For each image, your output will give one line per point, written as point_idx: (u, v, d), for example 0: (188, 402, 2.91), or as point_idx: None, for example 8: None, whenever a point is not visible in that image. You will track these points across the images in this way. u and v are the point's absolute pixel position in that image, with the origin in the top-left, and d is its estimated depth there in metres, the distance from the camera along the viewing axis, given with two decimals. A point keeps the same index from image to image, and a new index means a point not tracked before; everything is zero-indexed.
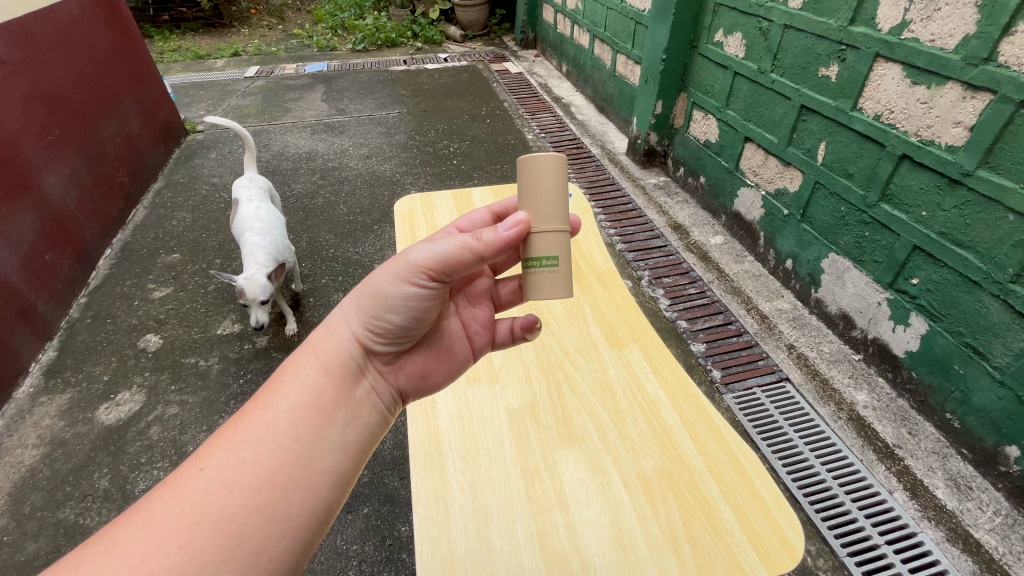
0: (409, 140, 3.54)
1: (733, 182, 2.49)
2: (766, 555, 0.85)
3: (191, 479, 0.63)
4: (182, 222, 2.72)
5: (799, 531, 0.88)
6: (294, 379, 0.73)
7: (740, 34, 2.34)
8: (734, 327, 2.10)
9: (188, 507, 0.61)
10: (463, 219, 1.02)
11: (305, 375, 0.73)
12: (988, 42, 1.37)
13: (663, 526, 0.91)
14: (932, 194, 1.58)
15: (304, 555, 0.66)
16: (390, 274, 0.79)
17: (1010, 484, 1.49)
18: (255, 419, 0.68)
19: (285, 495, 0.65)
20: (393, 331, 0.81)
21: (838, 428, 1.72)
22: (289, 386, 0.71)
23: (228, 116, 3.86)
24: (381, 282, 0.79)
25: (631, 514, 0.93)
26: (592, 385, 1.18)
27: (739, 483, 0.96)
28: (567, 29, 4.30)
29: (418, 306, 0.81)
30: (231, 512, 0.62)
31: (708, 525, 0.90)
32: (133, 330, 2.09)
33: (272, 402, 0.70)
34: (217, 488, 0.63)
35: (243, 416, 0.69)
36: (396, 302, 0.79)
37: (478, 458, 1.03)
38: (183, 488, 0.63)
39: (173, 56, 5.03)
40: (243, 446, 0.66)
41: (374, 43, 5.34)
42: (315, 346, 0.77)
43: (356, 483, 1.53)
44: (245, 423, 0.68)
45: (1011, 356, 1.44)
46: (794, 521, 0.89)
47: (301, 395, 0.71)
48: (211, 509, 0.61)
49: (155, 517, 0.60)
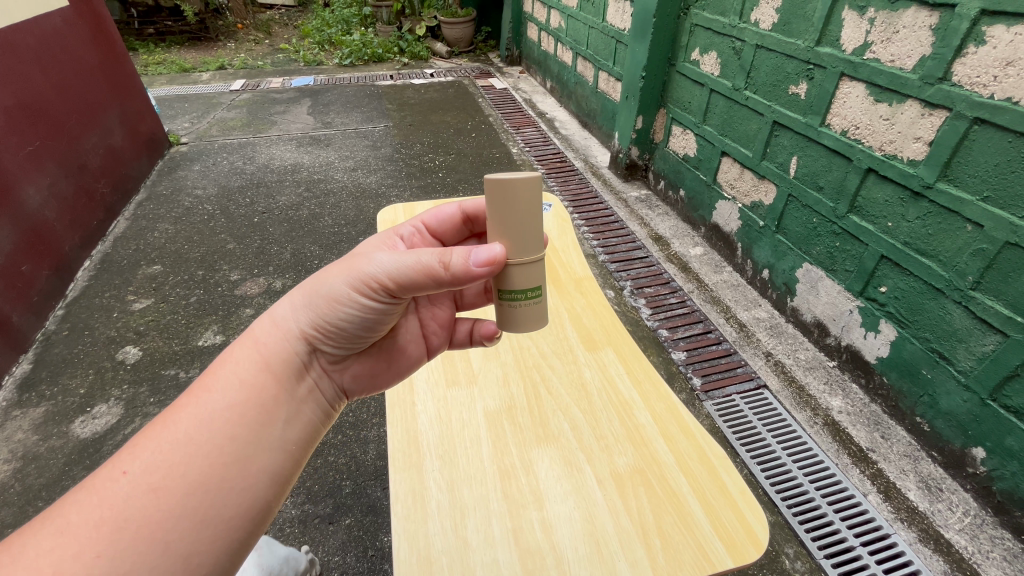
0: (394, 153, 3.57)
1: (711, 195, 2.57)
2: (733, 547, 0.88)
3: (113, 482, 0.64)
4: (164, 233, 2.70)
5: (764, 522, 0.90)
6: (230, 378, 0.75)
7: (715, 53, 2.43)
8: (714, 335, 2.14)
9: (109, 511, 0.62)
10: (433, 216, 1.05)
11: (243, 374, 0.76)
12: (942, 62, 1.45)
13: (633, 520, 0.93)
14: (897, 205, 1.66)
15: (236, 553, 0.70)
16: (346, 280, 0.80)
17: (978, 485, 1.53)
18: (187, 420, 0.70)
19: (218, 496, 0.68)
20: (339, 336, 0.84)
21: (815, 433, 1.76)
22: (225, 386, 0.74)
23: (213, 128, 3.86)
24: (335, 285, 0.80)
25: (604, 509, 0.95)
26: (568, 386, 1.20)
27: (708, 477, 0.99)
28: (551, 47, 4.40)
29: (368, 315, 0.83)
30: (156, 517, 0.64)
31: (677, 518, 0.92)
32: (112, 342, 2.06)
33: (206, 402, 0.72)
34: (141, 492, 0.64)
35: (173, 416, 0.71)
36: (342, 307, 0.81)
37: (456, 456, 1.05)
38: (103, 491, 0.63)
39: (157, 69, 5.02)
40: (173, 446, 0.68)
41: (360, 58, 5.40)
42: (257, 342, 0.79)
43: (339, 494, 1.53)
44: (175, 423, 0.70)
45: (975, 360, 1.49)
46: (759, 513, 0.92)
47: (236, 396, 0.74)
48: (136, 512, 0.63)
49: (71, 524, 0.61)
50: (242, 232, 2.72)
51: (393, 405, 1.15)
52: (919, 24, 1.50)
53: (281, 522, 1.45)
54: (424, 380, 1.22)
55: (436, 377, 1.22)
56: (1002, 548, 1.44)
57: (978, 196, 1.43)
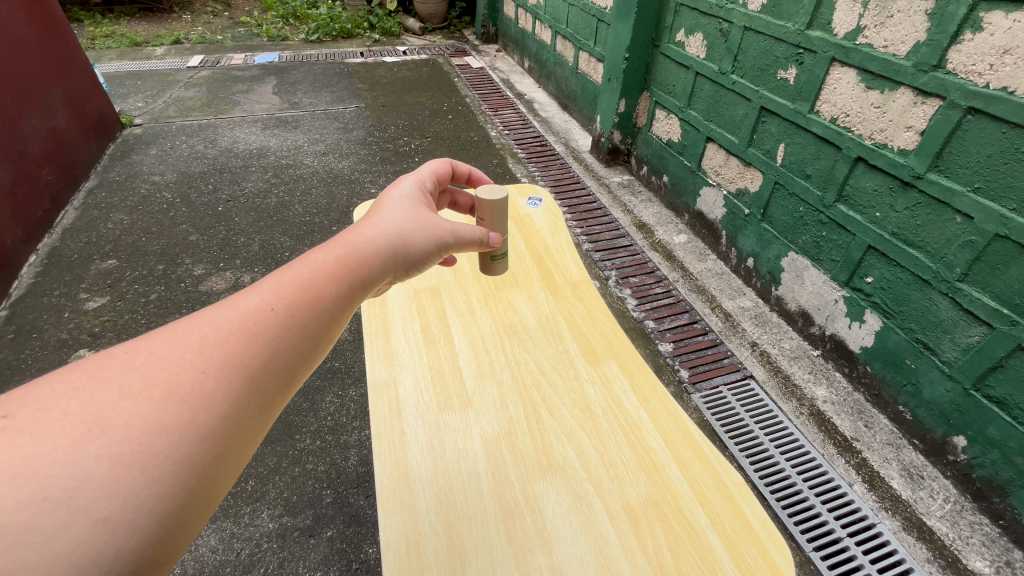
0: (367, 136, 3.40)
1: (695, 181, 2.53)
2: None
3: (196, 334, 0.59)
4: (119, 224, 2.51)
5: (788, 555, 0.88)
6: (321, 266, 0.72)
7: (701, 34, 2.36)
8: (699, 325, 2.13)
9: (180, 361, 0.56)
10: (439, 165, 1.11)
11: (334, 266, 0.73)
12: (937, 50, 1.42)
13: (652, 560, 0.88)
14: (886, 195, 1.64)
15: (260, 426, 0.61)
16: (426, 231, 0.86)
17: (958, 472, 1.56)
18: (283, 297, 0.67)
19: (251, 401, 0.59)
20: (404, 273, 0.85)
21: (801, 424, 1.76)
22: (339, 271, 0.73)
23: (170, 109, 3.60)
24: (420, 232, 0.85)
25: (619, 549, 0.90)
26: (571, 406, 1.15)
27: (726, 507, 0.96)
28: (529, 25, 4.25)
29: (429, 264, 0.88)
30: (217, 386, 0.56)
31: (696, 556, 0.89)
32: (63, 346, 1.91)
33: (300, 283, 0.69)
34: (236, 330, 0.61)
35: (268, 287, 0.67)
36: (417, 242, 0.84)
37: (453, 494, 0.98)
38: (178, 338, 0.57)
39: (105, 42, 4.65)
40: (259, 317, 0.64)
41: (328, 34, 5.11)
42: (348, 243, 0.77)
43: (319, 504, 1.45)
44: (269, 294, 0.66)
45: (959, 351, 1.50)
46: (782, 546, 0.90)
47: (324, 282, 0.71)
48: (210, 373, 0.57)
49: (136, 366, 0.53)
50: (205, 222, 2.55)
51: (379, 435, 1.08)
52: (915, 8, 1.46)
53: (258, 537, 1.37)
54: (413, 404, 1.14)
55: (424, 403, 1.15)
56: (980, 533, 1.47)
57: (969, 187, 1.41)
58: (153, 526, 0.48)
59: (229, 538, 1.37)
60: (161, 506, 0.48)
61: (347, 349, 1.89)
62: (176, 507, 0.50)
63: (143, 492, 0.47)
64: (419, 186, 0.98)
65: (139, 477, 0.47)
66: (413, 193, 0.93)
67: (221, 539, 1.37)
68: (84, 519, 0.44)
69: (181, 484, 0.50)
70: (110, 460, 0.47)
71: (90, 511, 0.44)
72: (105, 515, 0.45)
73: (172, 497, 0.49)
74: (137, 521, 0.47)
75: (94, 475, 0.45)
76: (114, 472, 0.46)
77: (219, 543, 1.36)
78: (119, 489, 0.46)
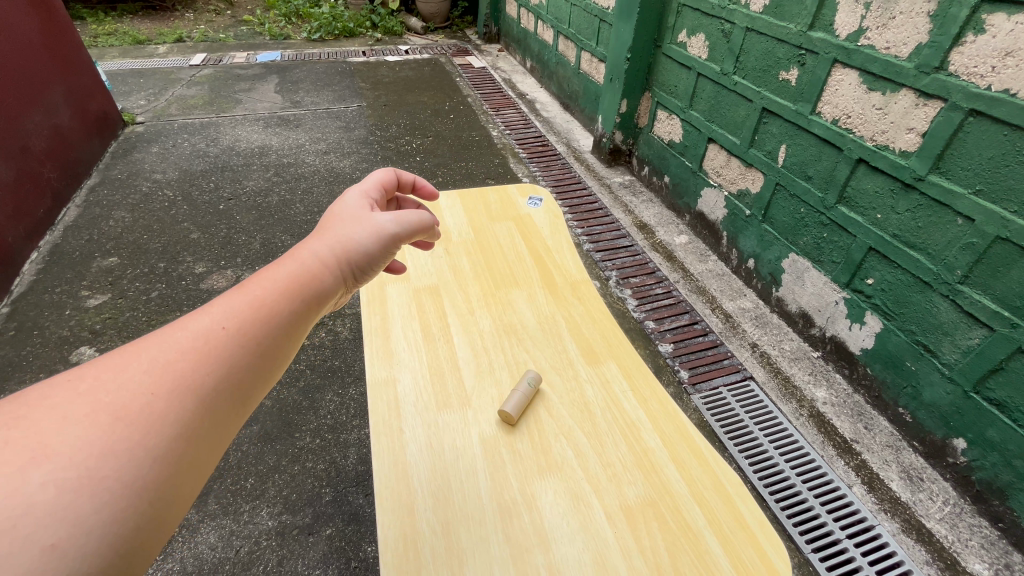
0: (369, 135, 3.41)
1: (696, 182, 2.53)
2: None
3: (143, 357, 0.55)
4: (120, 222, 2.51)
5: (785, 556, 0.89)
6: (275, 283, 0.68)
7: (703, 35, 2.36)
8: (700, 326, 2.13)
9: (129, 385, 0.53)
10: (384, 174, 1.08)
11: (289, 282, 0.69)
12: (939, 51, 1.41)
13: (648, 560, 0.89)
14: (887, 197, 1.64)
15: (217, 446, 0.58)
16: (367, 233, 0.81)
17: (957, 474, 1.56)
18: (237, 316, 0.63)
19: (206, 421, 0.56)
20: (359, 280, 0.82)
21: (800, 425, 1.76)
22: (291, 286, 0.69)
23: (172, 107, 3.61)
24: (365, 237, 0.81)
25: (616, 549, 0.90)
26: (569, 406, 1.15)
27: (725, 508, 0.97)
28: (531, 25, 4.25)
29: (381, 266, 0.85)
30: (168, 409, 0.53)
31: (693, 556, 0.89)
32: (64, 343, 1.91)
33: (254, 300, 0.65)
34: (189, 351, 0.58)
35: (222, 306, 0.64)
36: (366, 251, 0.80)
37: (451, 494, 0.98)
38: (125, 362, 0.54)
39: (108, 40, 4.66)
40: (212, 338, 0.60)
41: (330, 33, 5.11)
42: (300, 257, 0.74)
43: (319, 502, 1.45)
44: (223, 313, 0.62)
45: (960, 353, 1.50)
46: (780, 547, 0.90)
47: (278, 298, 0.67)
48: (159, 396, 0.53)
49: (81, 392, 0.50)
50: (206, 220, 2.56)
51: (379, 434, 1.08)
52: (917, 10, 1.46)
53: (257, 535, 1.38)
54: (412, 403, 1.14)
55: (424, 401, 1.15)
56: (980, 535, 1.47)
57: (970, 189, 1.41)
58: (105, 551, 0.46)
59: (228, 535, 1.37)
60: (112, 530, 0.46)
61: (347, 347, 1.90)
62: (130, 530, 0.48)
63: (93, 518, 0.45)
64: (360, 195, 0.94)
65: (87, 502, 0.45)
66: (353, 203, 0.89)
67: (220, 537, 1.37)
68: (31, 546, 0.42)
69: (136, 507, 0.48)
70: (55, 487, 0.44)
71: (35, 538, 0.42)
72: (54, 541, 0.43)
73: (125, 520, 0.47)
74: (88, 547, 0.45)
75: (38, 503, 0.43)
76: (61, 498, 0.44)
77: (219, 541, 1.36)
78: (68, 515, 0.44)
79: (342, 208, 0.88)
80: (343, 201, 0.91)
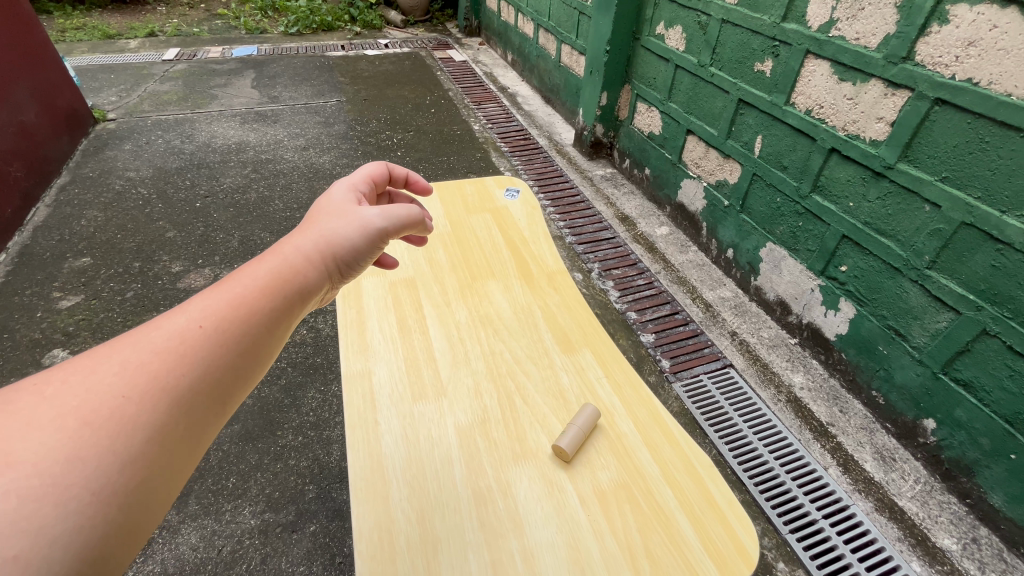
0: (349, 130, 3.36)
1: (676, 173, 2.55)
2: (722, 563, 0.88)
3: (115, 358, 0.55)
4: (92, 221, 2.45)
5: (754, 537, 0.91)
6: (255, 281, 0.68)
7: (680, 27, 2.37)
8: (681, 316, 2.15)
9: (99, 387, 0.52)
10: (374, 168, 1.07)
11: (270, 278, 0.69)
12: (906, 41, 1.44)
13: (620, 541, 0.90)
14: (858, 185, 1.68)
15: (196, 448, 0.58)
16: (352, 227, 0.81)
17: (927, 454, 1.61)
18: (214, 313, 0.62)
19: (182, 422, 0.56)
20: (346, 275, 0.82)
21: (778, 410, 1.80)
22: (272, 283, 0.69)
23: (145, 103, 3.52)
24: (349, 233, 0.80)
25: (588, 530, 0.92)
26: (545, 393, 1.16)
27: (695, 488, 0.99)
28: (511, 18, 4.23)
29: (369, 262, 0.84)
30: (140, 412, 0.53)
31: (664, 536, 0.91)
32: (36, 346, 1.87)
33: (233, 297, 0.65)
34: (162, 351, 0.57)
35: (198, 304, 0.63)
36: (351, 246, 0.80)
37: (425, 482, 0.99)
38: (97, 363, 0.54)
39: (77, 35, 4.53)
40: (188, 337, 0.59)
41: (308, 27, 5.03)
42: (282, 253, 0.73)
43: (302, 499, 1.45)
44: (199, 311, 0.62)
45: (929, 336, 1.55)
46: (749, 527, 0.93)
47: (257, 295, 0.67)
48: (132, 398, 0.53)
49: (47, 397, 0.49)
50: (182, 218, 2.51)
51: (354, 425, 1.08)
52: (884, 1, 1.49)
53: (239, 534, 1.36)
54: (387, 395, 1.14)
55: (398, 391, 1.15)
56: (949, 512, 1.52)
57: (936, 176, 1.45)
58: (71, 560, 0.45)
59: (210, 535, 1.36)
60: (80, 537, 0.46)
61: (329, 344, 1.88)
62: (99, 536, 0.47)
63: (59, 527, 0.45)
64: (349, 190, 0.93)
65: (52, 512, 0.44)
66: (341, 198, 0.88)
67: (201, 537, 1.36)
68: None
69: (103, 512, 0.48)
70: (19, 497, 0.43)
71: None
72: (17, 552, 0.42)
73: (92, 527, 0.47)
74: (53, 557, 0.44)
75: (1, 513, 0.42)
76: (23, 507, 0.43)
77: (201, 541, 1.35)
78: (31, 525, 0.43)
79: (331, 203, 0.87)
80: (330, 196, 0.90)
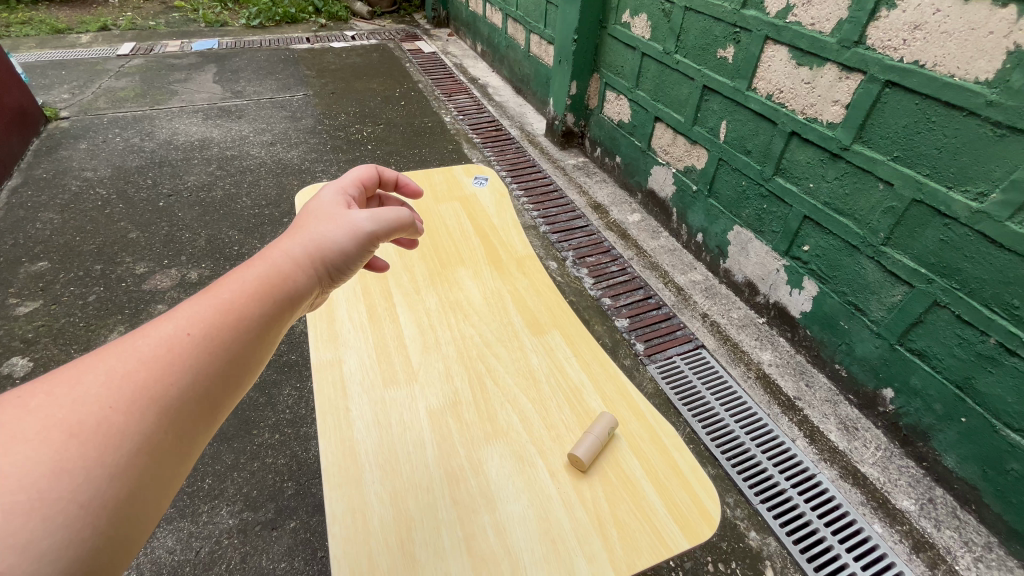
0: (317, 125, 3.30)
1: (645, 160, 2.59)
2: (688, 528, 0.92)
3: (101, 368, 0.54)
4: (48, 224, 2.36)
5: (715, 500, 0.96)
6: (242, 288, 0.67)
7: (645, 14, 2.40)
8: (653, 300, 2.20)
9: (85, 399, 0.51)
10: (363, 171, 1.06)
11: (258, 284, 0.68)
12: (858, 26, 1.50)
13: (590, 512, 0.93)
14: (818, 167, 1.74)
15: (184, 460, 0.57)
16: (341, 232, 0.80)
17: (887, 422, 1.69)
18: (201, 321, 0.62)
19: (170, 432, 0.55)
20: (336, 280, 0.81)
21: (748, 387, 1.86)
22: (260, 289, 0.68)
23: (100, 100, 3.38)
24: (338, 237, 0.79)
25: (558, 501, 0.95)
26: (514, 373, 1.18)
27: (660, 457, 1.03)
28: (479, 8, 4.20)
29: (359, 266, 0.84)
30: (127, 422, 0.52)
31: (632, 505, 0.94)
32: None
33: (220, 303, 0.64)
34: (149, 361, 0.56)
35: (185, 311, 0.62)
36: (340, 251, 0.79)
37: (398, 466, 0.99)
38: (83, 373, 0.53)
39: (23, 29, 4.31)
40: (174, 345, 0.59)
41: (271, 19, 4.89)
42: (270, 258, 0.72)
43: (281, 496, 1.44)
44: (186, 319, 0.61)
45: (885, 310, 1.62)
46: (710, 490, 0.97)
47: (246, 303, 0.66)
48: (118, 408, 0.52)
49: (32, 409, 0.48)
50: (145, 218, 2.43)
51: (324, 413, 1.08)
52: None
53: (218, 534, 1.35)
54: (358, 382, 1.14)
55: (369, 378, 1.15)
56: (907, 475, 1.60)
57: (889, 156, 1.51)
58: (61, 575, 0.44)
59: (187, 537, 1.34)
60: (66, 554, 0.45)
61: (303, 340, 1.86)
62: (87, 551, 0.47)
63: (46, 541, 0.44)
64: (340, 195, 0.92)
65: (39, 526, 0.44)
66: (332, 204, 0.87)
67: (178, 540, 1.34)
68: None
69: (91, 525, 0.47)
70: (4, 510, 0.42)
71: None
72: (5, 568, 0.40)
73: (79, 541, 0.46)
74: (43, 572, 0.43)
75: None
76: (10, 523, 0.42)
77: (178, 544, 1.33)
78: (18, 539, 0.42)
79: (322, 208, 0.86)
80: (321, 201, 0.89)
